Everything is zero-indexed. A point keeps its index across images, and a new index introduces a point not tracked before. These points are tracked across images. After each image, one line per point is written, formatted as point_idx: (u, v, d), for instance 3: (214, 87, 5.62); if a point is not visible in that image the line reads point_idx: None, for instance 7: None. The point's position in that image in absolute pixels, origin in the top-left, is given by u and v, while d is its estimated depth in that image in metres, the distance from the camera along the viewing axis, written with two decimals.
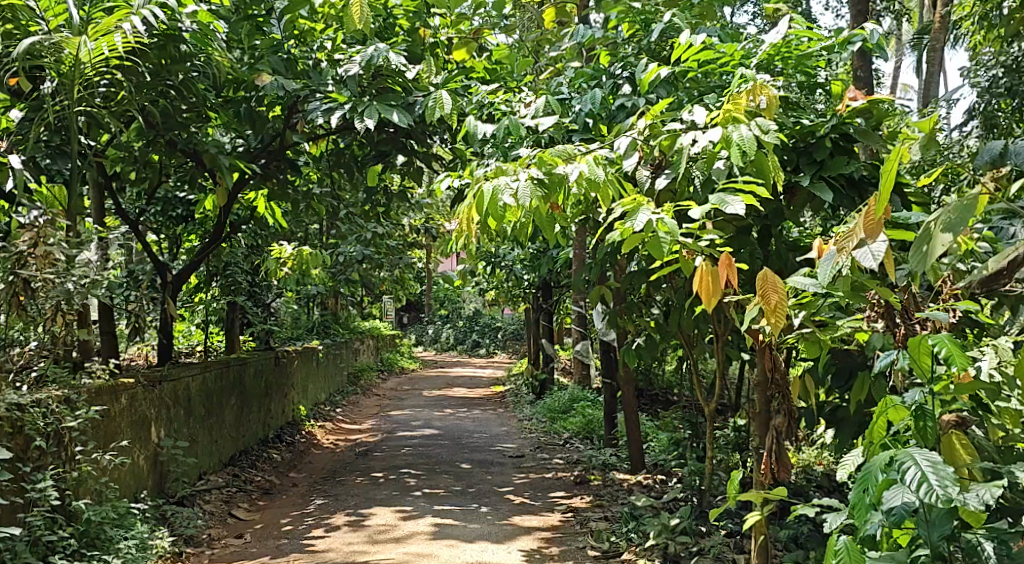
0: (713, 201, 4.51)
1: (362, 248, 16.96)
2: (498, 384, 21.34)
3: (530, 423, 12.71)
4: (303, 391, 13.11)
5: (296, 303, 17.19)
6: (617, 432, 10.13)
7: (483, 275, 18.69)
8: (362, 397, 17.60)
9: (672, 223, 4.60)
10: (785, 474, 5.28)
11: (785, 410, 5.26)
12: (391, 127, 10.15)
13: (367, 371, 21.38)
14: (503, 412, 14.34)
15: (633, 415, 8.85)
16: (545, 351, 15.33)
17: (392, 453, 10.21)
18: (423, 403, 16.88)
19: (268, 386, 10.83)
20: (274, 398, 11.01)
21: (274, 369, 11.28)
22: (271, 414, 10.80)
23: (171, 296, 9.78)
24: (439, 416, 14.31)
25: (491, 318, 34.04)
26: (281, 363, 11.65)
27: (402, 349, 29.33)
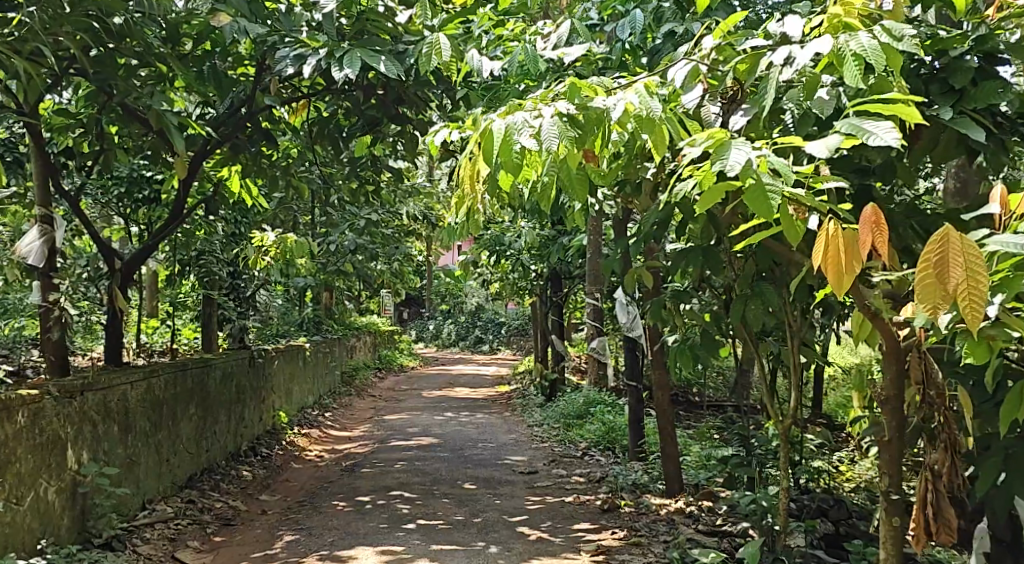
0: (848, 130, 3.62)
1: (355, 237, 15.53)
2: (503, 383, 19.89)
3: (541, 431, 11.27)
4: (286, 395, 11.66)
5: (283, 297, 15.77)
6: (645, 444, 8.72)
7: (487, 266, 17.27)
8: (355, 399, 16.17)
9: (785, 162, 3.60)
10: (950, 535, 4.41)
11: (948, 443, 4.46)
12: (381, 89, 8.72)
13: (362, 370, 19.93)
14: (510, 417, 12.91)
15: (670, 426, 7.42)
16: (555, 348, 13.90)
17: (383, 469, 8.78)
18: (422, 405, 15.43)
19: (240, 390, 9.38)
20: (247, 405, 9.57)
21: (250, 371, 9.84)
22: (243, 423, 9.36)
23: (120, 286, 8.37)
24: (439, 421, 12.87)
25: (494, 313, 32.60)
26: (259, 362, 10.19)
27: (402, 346, 27.86)
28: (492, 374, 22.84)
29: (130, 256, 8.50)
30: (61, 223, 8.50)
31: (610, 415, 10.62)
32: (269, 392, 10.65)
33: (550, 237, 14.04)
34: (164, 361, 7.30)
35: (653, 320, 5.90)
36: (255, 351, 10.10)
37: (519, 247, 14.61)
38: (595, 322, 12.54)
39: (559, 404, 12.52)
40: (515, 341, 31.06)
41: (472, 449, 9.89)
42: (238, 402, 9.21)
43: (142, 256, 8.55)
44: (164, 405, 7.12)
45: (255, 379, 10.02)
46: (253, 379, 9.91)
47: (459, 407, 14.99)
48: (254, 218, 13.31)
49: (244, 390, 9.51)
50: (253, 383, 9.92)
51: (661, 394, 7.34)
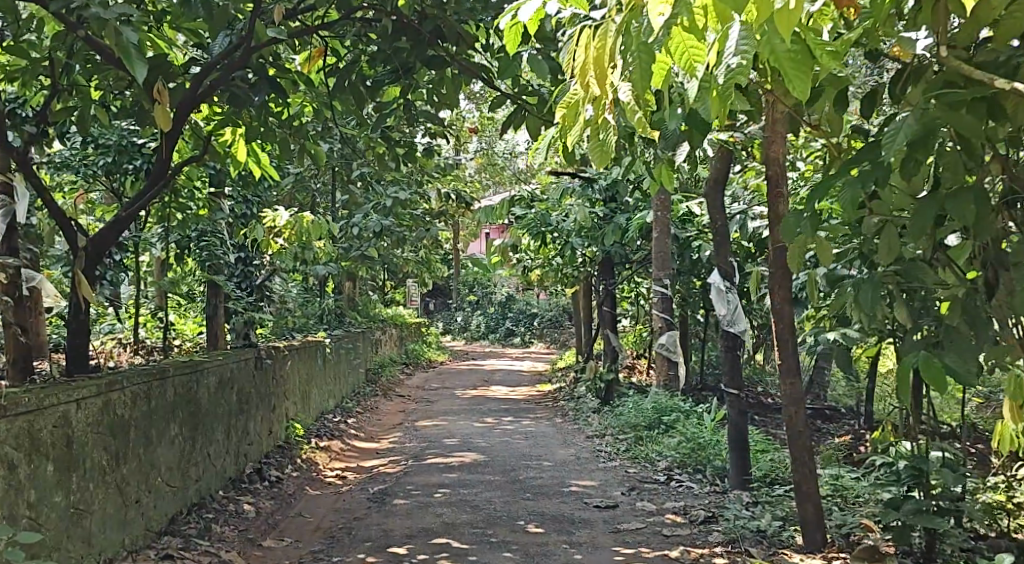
0: None
1: (380, 218, 13.76)
2: (544, 381, 18.04)
3: (604, 444, 9.45)
4: (300, 405, 9.73)
5: (301, 286, 14.00)
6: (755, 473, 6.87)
7: (527, 251, 15.46)
8: (382, 401, 14.38)
9: None
10: None
11: None
12: (415, 21, 6.91)
13: (388, 366, 18.13)
14: (563, 424, 11.12)
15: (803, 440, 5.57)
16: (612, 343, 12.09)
17: (419, 499, 7.00)
18: (457, 407, 13.64)
19: (247, 400, 7.56)
20: (254, 414, 7.75)
21: (259, 378, 7.98)
22: (250, 437, 7.55)
23: (84, 267, 6.65)
24: (481, 429, 11.07)
25: (526, 303, 30.78)
26: (269, 363, 8.37)
27: (430, 340, 26.06)
28: (529, 370, 21.03)
29: (98, 234, 6.81)
30: (21, 192, 6.74)
31: (691, 428, 8.82)
32: (280, 401, 8.73)
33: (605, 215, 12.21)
34: (141, 371, 5.60)
35: (870, 306, 4.57)
36: (264, 351, 8.23)
37: (568, 228, 12.79)
38: (661, 315, 10.73)
39: (621, 410, 10.68)
40: (548, 333, 29.24)
41: (527, 468, 8.09)
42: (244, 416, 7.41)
43: (113, 230, 6.88)
44: (136, 427, 5.42)
45: (265, 386, 8.16)
46: (262, 387, 8.06)
47: (500, 410, 13.19)
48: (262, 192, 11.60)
49: (251, 400, 7.69)
50: (263, 392, 8.08)
51: (795, 411, 5.49)
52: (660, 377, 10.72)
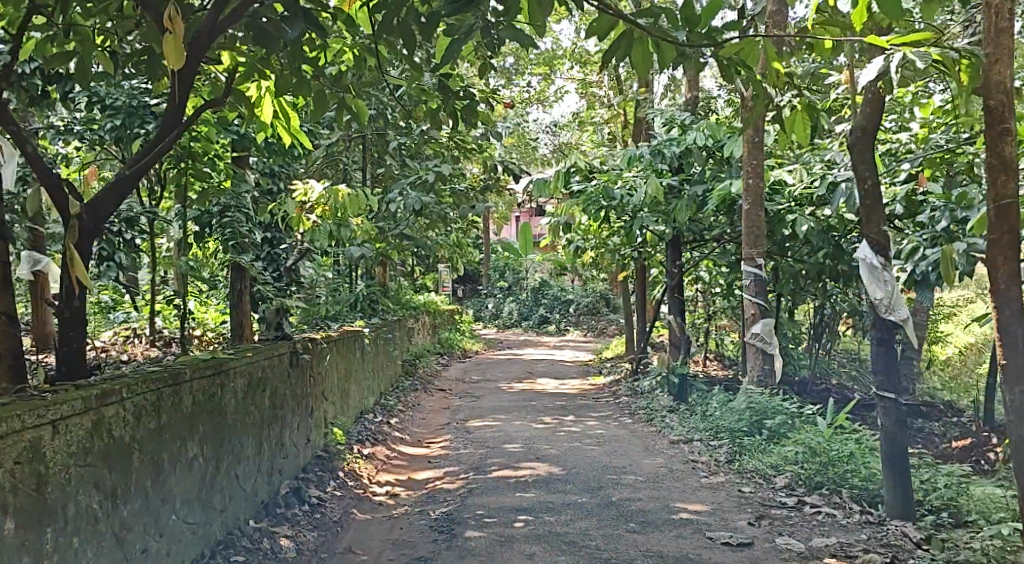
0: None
1: (419, 193, 12.31)
2: (594, 372, 16.56)
3: (697, 453, 8.00)
4: (341, 405, 8.33)
5: (333, 269, 12.61)
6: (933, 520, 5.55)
7: (579, 231, 13.99)
8: (422, 396, 12.96)
9: None
10: None
11: None
12: None
13: (424, 357, 16.70)
14: (637, 426, 9.68)
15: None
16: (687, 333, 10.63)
17: (501, 531, 5.57)
18: (508, 404, 12.22)
19: (283, 405, 6.19)
20: (293, 420, 6.38)
21: (297, 376, 6.61)
22: (288, 449, 6.18)
23: (78, 242, 5.31)
24: (542, 431, 9.65)
25: (560, 290, 29.24)
26: (309, 359, 6.96)
27: (463, 328, 24.61)
28: (571, 361, 19.55)
29: (98, 196, 5.43)
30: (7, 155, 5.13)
31: (806, 436, 7.39)
32: (321, 404, 7.34)
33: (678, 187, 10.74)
34: (148, 375, 4.41)
35: None
36: (301, 345, 6.82)
37: (634, 203, 11.35)
38: (755, 298, 9.24)
39: (707, 411, 9.26)
40: (585, 320, 27.74)
41: (617, 486, 6.68)
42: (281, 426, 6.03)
43: (115, 193, 5.50)
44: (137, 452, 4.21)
45: (304, 387, 6.79)
46: (300, 389, 6.67)
47: (557, 407, 11.75)
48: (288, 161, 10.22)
49: (288, 403, 6.33)
50: (301, 394, 6.69)
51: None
52: (752, 373, 9.28)
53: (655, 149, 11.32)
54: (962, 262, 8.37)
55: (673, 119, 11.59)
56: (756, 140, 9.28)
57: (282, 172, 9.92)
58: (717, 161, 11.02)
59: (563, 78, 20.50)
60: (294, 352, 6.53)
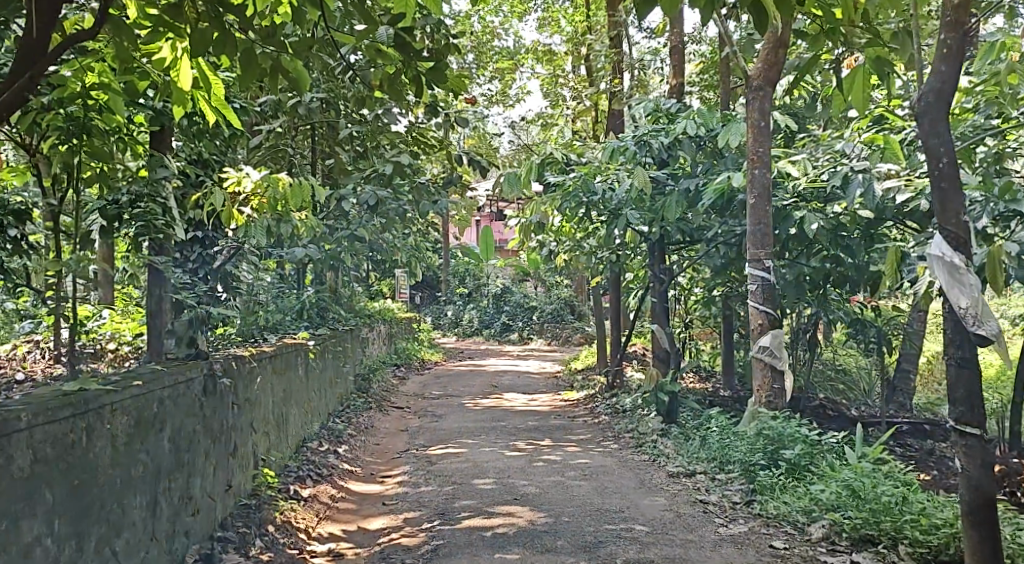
0: None
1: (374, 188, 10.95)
2: (565, 386, 15.18)
3: (704, 491, 6.72)
4: (277, 434, 7.00)
5: (276, 273, 11.19)
6: None
7: (551, 232, 12.67)
8: (376, 416, 11.55)
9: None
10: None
11: None
12: None
13: (378, 370, 15.27)
14: (627, 453, 8.38)
15: None
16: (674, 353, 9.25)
17: None
18: (474, 424, 10.86)
19: (196, 444, 4.98)
20: (212, 454, 5.18)
21: (219, 404, 5.34)
22: (201, 490, 5.01)
23: None
24: (516, 459, 8.33)
25: (523, 296, 27.90)
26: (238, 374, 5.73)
27: (421, 337, 23.17)
28: (537, 373, 18.19)
29: None
30: None
31: (838, 472, 6.15)
32: (251, 436, 6.02)
33: (663, 182, 9.52)
34: None
35: None
36: (223, 364, 5.49)
37: (618, 198, 10.04)
38: (762, 307, 7.89)
39: (707, 437, 7.98)
40: (550, 328, 26.39)
41: (619, 542, 5.42)
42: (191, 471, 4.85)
43: None
44: None
45: (229, 418, 5.50)
46: (223, 420, 5.40)
47: (529, 429, 10.41)
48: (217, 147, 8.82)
49: (203, 441, 5.10)
50: (224, 426, 5.42)
51: None
52: (761, 394, 7.95)
53: (639, 139, 9.92)
54: (1010, 264, 7.19)
55: (657, 108, 10.21)
56: (763, 125, 8.05)
57: (212, 159, 8.51)
58: (710, 153, 9.75)
59: (528, 71, 19.20)
60: (216, 375, 5.27)
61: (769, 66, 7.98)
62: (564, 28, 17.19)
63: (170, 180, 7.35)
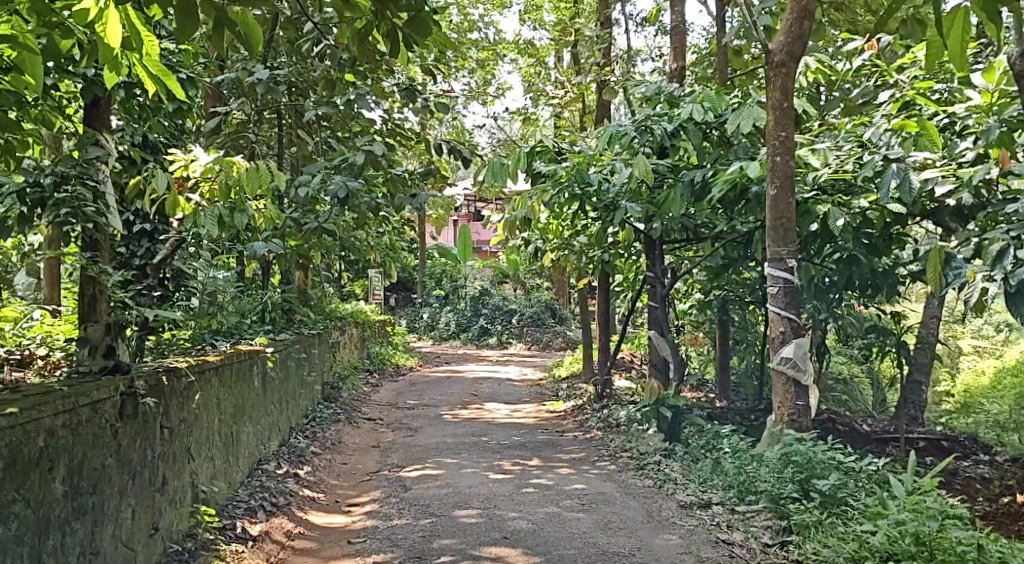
0: None
1: (345, 179, 9.92)
2: (549, 395, 14.18)
3: (728, 529, 5.76)
4: (226, 458, 6.25)
5: (236, 271, 10.14)
6: None
7: (537, 230, 11.67)
8: (345, 429, 10.51)
9: None
10: None
11: None
12: None
13: (349, 376, 14.21)
14: (628, 478, 7.39)
15: None
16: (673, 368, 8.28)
17: None
18: (452, 439, 9.85)
19: (106, 482, 4.48)
20: (122, 490, 4.58)
21: (143, 432, 4.80)
22: (102, 536, 4.41)
23: None
24: (503, 484, 7.33)
25: (502, 298, 26.84)
26: (169, 396, 5.09)
27: (396, 341, 22.09)
28: (518, 380, 17.16)
29: None
30: None
31: (885, 510, 5.28)
32: (191, 465, 5.42)
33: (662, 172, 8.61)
34: None
35: None
36: (146, 385, 4.87)
37: (615, 189, 9.09)
38: (784, 312, 6.90)
39: (719, 461, 7.04)
40: (531, 332, 25.35)
41: None
42: (97, 516, 4.36)
43: None
44: None
45: (158, 447, 4.95)
46: (149, 449, 4.87)
47: (514, 445, 9.42)
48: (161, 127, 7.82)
49: (116, 479, 4.57)
50: (150, 456, 4.89)
51: None
52: (782, 413, 6.92)
53: (639, 124, 8.76)
54: None
55: (658, 92, 9.20)
56: (786, 105, 7.08)
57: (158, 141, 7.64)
58: (717, 142, 8.80)
59: (511, 63, 18.20)
60: (139, 399, 4.73)
61: (794, 39, 7.03)
62: (549, 16, 16.20)
63: (104, 161, 6.56)
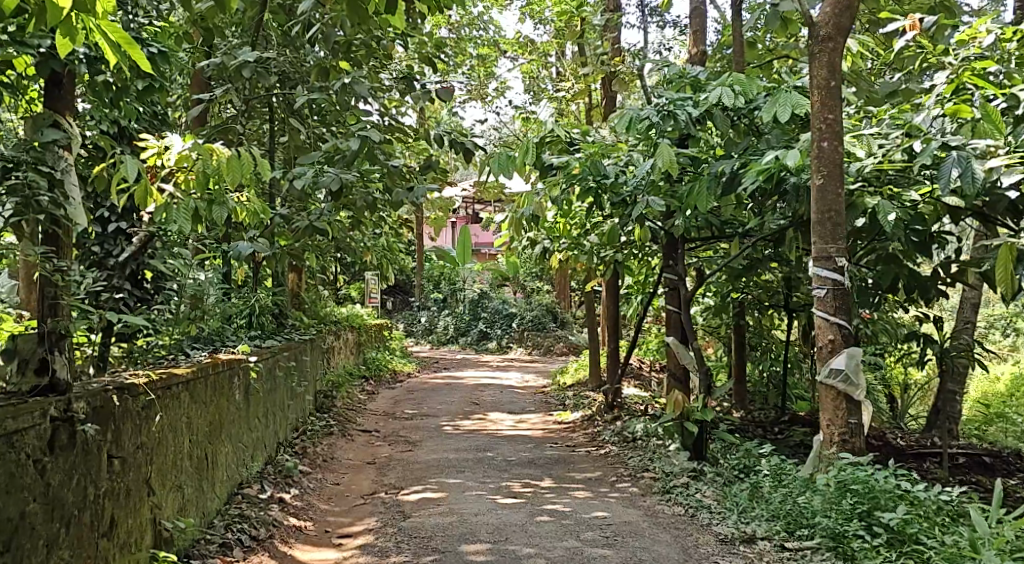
0: None
1: (338, 171, 9.10)
2: (555, 404, 13.37)
3: None
4: (214, 482, 5.91)
5: (220, 272, 9.35)
6: None
7: (545, 227, 10.87)
8: (337, 443, 9.70)
9: None
10: None
11: None
12: None
13: (343, 384, 13.38)
14: (655, 504, 6.60)
15: None
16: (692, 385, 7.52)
17: None
18: (455, 455, 9.04)
19: (29, 532, 4.28)
20: (50, 534, 4.37)
21: (79, 468, 4.58)
22: None
23: None
24: (514, 511, 6.54)
25: (502, 301, 26.00)
26: (119, 427, 4.85)
27: (392, 346, 21.25)
28: (521, 387, 16.33)
29: None
30: None
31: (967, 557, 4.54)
32: (154, 496, 5.16)
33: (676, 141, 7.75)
34: None
35: None
36: (90, 415, 4.64)
37: (633, 182, 8.29)
38: (834, 319, 6.10)
39: (759, 486, 6.25)
40: (532, 336, 24.51)
41: None
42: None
43: None
44: None
45: (101, 484, 4.71)
46: (88, 487, 4.63)
47: (523, 462, 8.61)
48: (127, 108, 7.01)
49: (46, 522, 4.37)
50: (91, 495, 4.65)
51: None
52: (832, 432, 6.07)
53: (662, 109, 7.91)
54: None
55: (681, 75, 8.40)
56: (834, 85, 6.25)
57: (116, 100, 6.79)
58: (747, 129, 8.02)
59: (512, 57, 17.40)
60: (72, 432, 4.50)
61: (843, 10, 6.29)
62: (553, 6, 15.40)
63: (65, 145, 5.81)
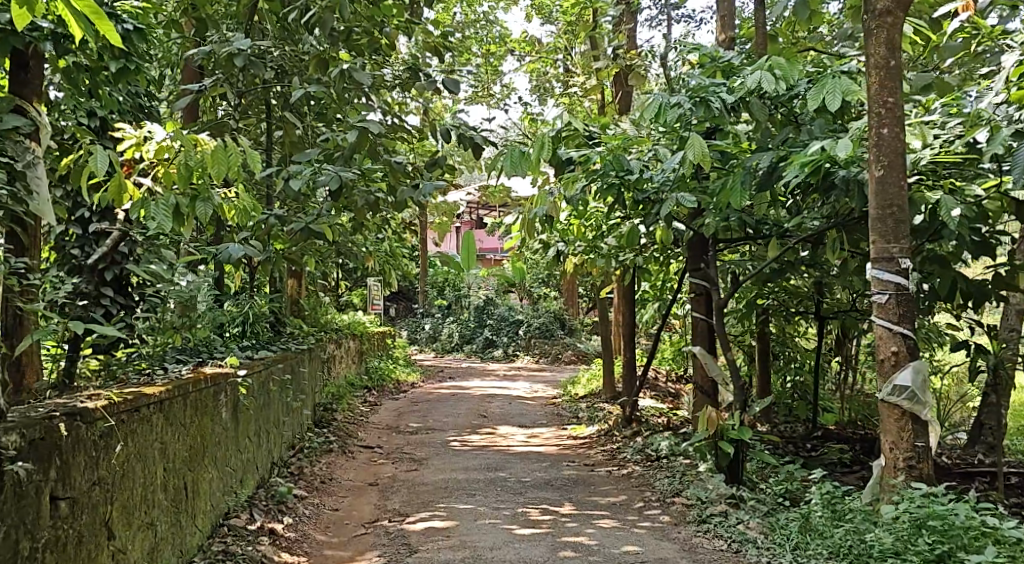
0: None
1: (337, 167, 8.39)
2: (568, 417, 12.64)
3: None
4: (192, 515, 5.32)
5: (210, 276, 8.65)
6: None
7: (558, 229, 10.15)
8: (337, 461, 8.99)
9: None
10: None
11: None
12: None
13: (344, 396, 12.66)
14: (693, 537, 5.90)
15: None
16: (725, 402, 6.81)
17: None
18: (465, 475, 8.33)
19: None
20: None
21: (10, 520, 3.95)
22: None
23: None
24: (534, 545, 5.84)
25: (508, 308, 25.25)
26: (64, 467, 4.23)
27: (395, 355, 20.51)
28: (530, 398, 15.60)
29: None
30: None
31: None
32: (114, 541, 4.57)
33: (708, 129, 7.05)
34: None
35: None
36: (26, 456, 4.02)
37: (660, 178, 7.59)
38: (898, 328, 5.41)
39: (810, 518, 5.55)
40: (539, 344, 23.75)
41: None
42: None
43: None
44: None
45: (37, 535, 4.09)
46: (21, 541, 4.01)
47: (539, 483, 7.90)
48: (102, 94, 6.30)
49: None
50: (25, 550, 4.03)
51: None
52: (896, 456, 5.38)
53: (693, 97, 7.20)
54: None
55: (711, 62, 7.69)
56: (893, 64, 5.53)
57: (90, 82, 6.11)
58: (784, 120, 7.31)
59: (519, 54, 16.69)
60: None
61: None
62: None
63: (27, 130, 5.18)
